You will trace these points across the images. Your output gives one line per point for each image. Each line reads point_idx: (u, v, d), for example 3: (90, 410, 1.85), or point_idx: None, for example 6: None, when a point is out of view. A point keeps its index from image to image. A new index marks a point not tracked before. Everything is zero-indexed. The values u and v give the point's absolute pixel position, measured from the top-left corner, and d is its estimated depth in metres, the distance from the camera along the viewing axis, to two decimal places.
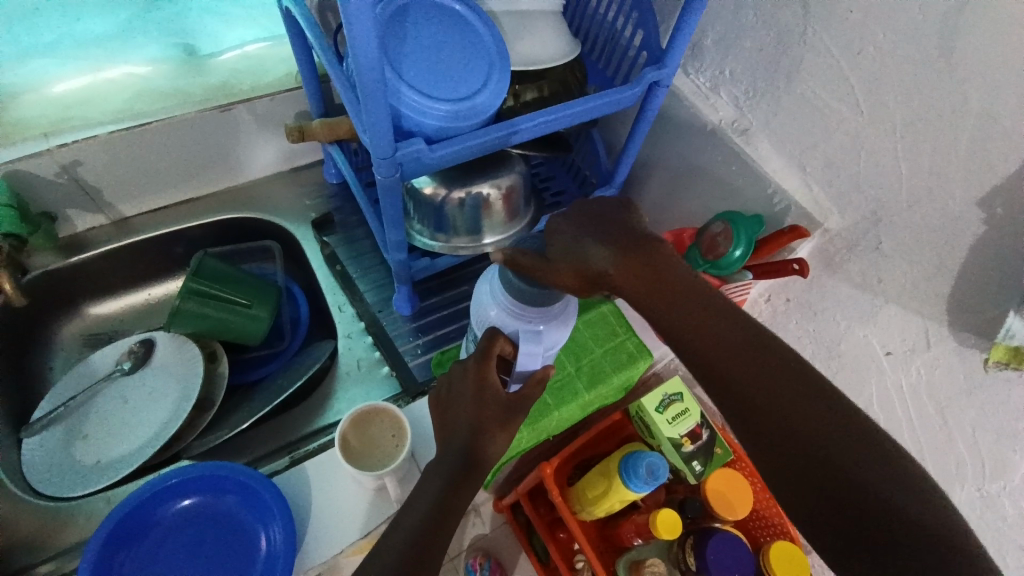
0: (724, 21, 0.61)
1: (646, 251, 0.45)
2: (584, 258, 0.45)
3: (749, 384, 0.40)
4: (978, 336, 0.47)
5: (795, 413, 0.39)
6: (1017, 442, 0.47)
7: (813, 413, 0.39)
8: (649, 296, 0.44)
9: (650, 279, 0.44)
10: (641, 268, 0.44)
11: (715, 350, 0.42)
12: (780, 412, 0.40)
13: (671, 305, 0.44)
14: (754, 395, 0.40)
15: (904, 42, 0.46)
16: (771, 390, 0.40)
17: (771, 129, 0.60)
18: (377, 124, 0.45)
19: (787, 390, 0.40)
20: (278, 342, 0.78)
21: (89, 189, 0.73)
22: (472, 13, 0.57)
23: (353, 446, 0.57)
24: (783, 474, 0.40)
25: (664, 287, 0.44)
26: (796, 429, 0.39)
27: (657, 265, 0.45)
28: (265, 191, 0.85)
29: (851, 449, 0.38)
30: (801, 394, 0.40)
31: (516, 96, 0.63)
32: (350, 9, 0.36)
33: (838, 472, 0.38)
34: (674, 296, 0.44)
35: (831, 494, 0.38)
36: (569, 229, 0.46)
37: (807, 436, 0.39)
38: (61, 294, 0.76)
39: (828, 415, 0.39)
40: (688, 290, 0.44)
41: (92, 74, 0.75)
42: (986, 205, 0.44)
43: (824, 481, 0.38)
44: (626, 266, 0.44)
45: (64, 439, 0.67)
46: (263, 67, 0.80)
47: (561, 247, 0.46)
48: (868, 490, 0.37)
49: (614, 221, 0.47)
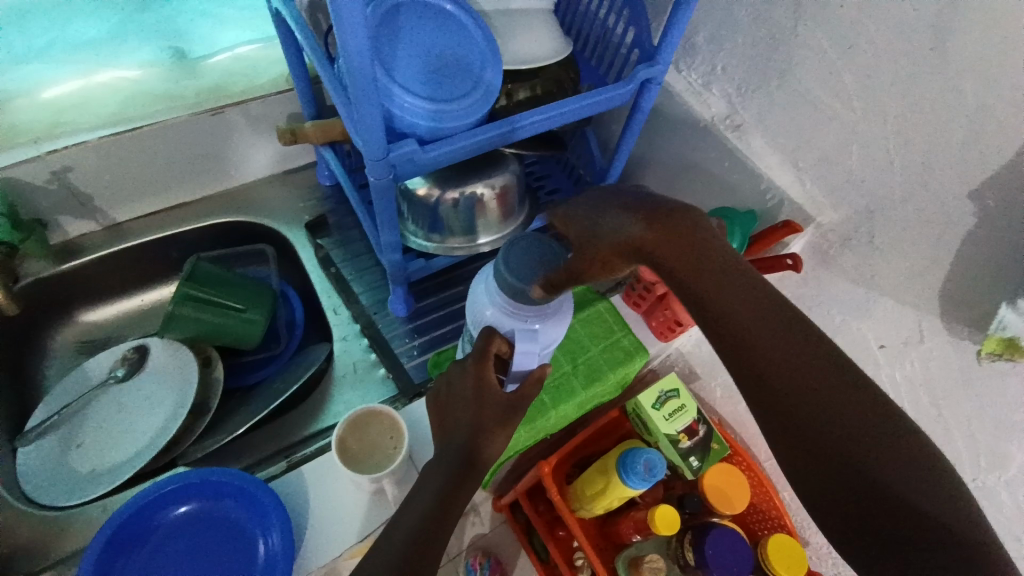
0: (716, 19, 0.61)
1: (676, 218, 0.40)
2: (605, 237, 0.42)
3: (778, 369, 0.36)
4: (972, 328, 0.47)
5: (825, 403, 0.35)
6: (1011, 432, 0.47)
7: (848, 404, 0.35)
8: (688, 268, 0.39)
9: (682, 249, 0.39)
10: (669, 238, 0.40)
11: (747, 329, 0.37)
12: (809, 402, 0.35)
13: (701, 279, 0.38)
14: (779, 377, 0.36)
15: (894, 38, 0.46)
16: (803, 376, 0.36)
17: (764, 126, 0.61)
18: (369, 125, 0.44)
19: (817, 378, 0.35)
20: (274, 345, 0.78)
21: (80, 194, 0.72)
22: (464, 13, 0.56)
23: (352, 449, 0.57)
24: (805, 469, 0.36)
25: (698, 258, 0.39)
26: (820, 415, 0.35)
27: (690, 235, 0.40)
28: (259, 193, 0.84)
29: (876, 442, 0.35)
30: (837, 383, 0.35)
31: (508, 95, 0.62)
32: (341, 11, 0.36)
33: (860, 469, 0.34)
34: (708, 271, 0.39)
35: (851, 492, 0.35)
36: (585, 210, 0.44)
37: (840, 429, 0.35)
38: (54, 301, 0.76)
39: (863, 411, 0.35)
40: (723, 266, 0.39)
41: (83, 78, 0.75)
42: (977, 197, 0.44)
43: (843, 477, 0.35)
44: (652, 236, 0.40)
45: (59, 446, 0.66)
46: (255, 69, 0.80)
47: (580, 234, 0.44)
48: (889, 486, 0.34)
49: (628, 196, 0.43)
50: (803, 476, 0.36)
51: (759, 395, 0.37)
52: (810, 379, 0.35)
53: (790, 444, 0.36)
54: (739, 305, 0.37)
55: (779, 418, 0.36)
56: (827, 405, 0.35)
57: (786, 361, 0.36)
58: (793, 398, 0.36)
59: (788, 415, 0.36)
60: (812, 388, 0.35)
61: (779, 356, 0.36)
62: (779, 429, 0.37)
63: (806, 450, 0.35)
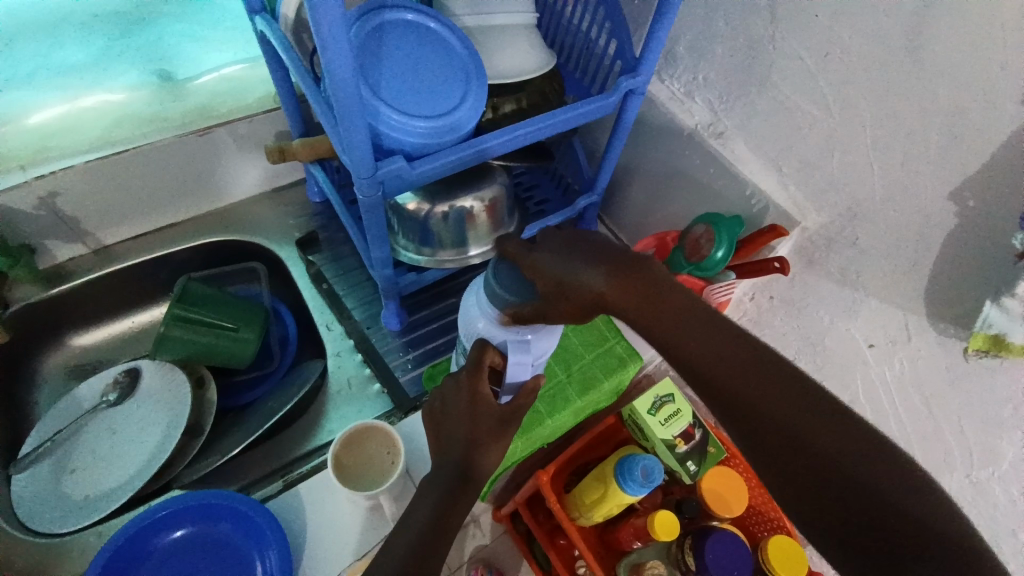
0: (695, 30, 0.62)
1: (635, 268, 0.43)
2: (573, 285, 0.42)
3: (747, 398, 0.38)
4: (956, 326, 0.48)
5: (797, 424, 0.37)
6: (1003, 429, 0.48)
7: (808, 414, 0.37)
8: (647, 316, 0.41)
9: (646, 296, 0.42)
10: (633, 290, 0.42)
11: (700, 360, 0.39)
12: (771, 414, 0.37)
13: (657, 325, 0.41)
14: (740, 395, 0.38)
15: (870, 45, 0.47)
16: (759, 390, 0.38)
17: (746, 133, 0.62)
18: (356, 143, 0.45)
19: (773, 389, 0.38)
20: (268, 363, 0.77)
21: (67, 219, 0.72)
22: (448, 30, 0.56)
23: (349, 466, 0.56)
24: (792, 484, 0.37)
25: (656, 302, 0.42)
26: (783, 424, 0.37)
27: (652, 287, 0.42)
28: (248, 212, 0.84)
29: (856, 452, 0.36)
30: (793, 392, 0.38)
31: (494, 109, 0.64)
32: (324, 32, 0.37)
33: (847, 478, 0.36)
34: (662, 315, 0.41)
35: (838, 499, 0.36)
36: (556, 254, 0.44)
37: (806, 438, 0.37)
38: (45, 325, 0.75)
39: (825, 417, 0.37)
40: (678, 307, 0.42)
41: (70, 103, 0.74)
42: (957, 197, 0.45)
43: (825, 481, 0.36)
44: (615, 290, 0.42)
45: (53, 474, 0.65)
46: (242, 89, 0.80)
47: (551, 277, 0.43)
48: (877, 492, 0.35)
49: (597, 241, 0.46)
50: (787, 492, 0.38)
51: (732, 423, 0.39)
52: (778, 403, 0.37)
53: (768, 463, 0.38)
54: (696, 341, 0.40)
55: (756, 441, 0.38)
56: (789, 414, 0.37)
57: (745, 381, 0.38)
58: (766, 421, 0.38)
59: (767, 438, 0.38)
60: (771, 401, 0.38)
61: (733, 376, 0.38)
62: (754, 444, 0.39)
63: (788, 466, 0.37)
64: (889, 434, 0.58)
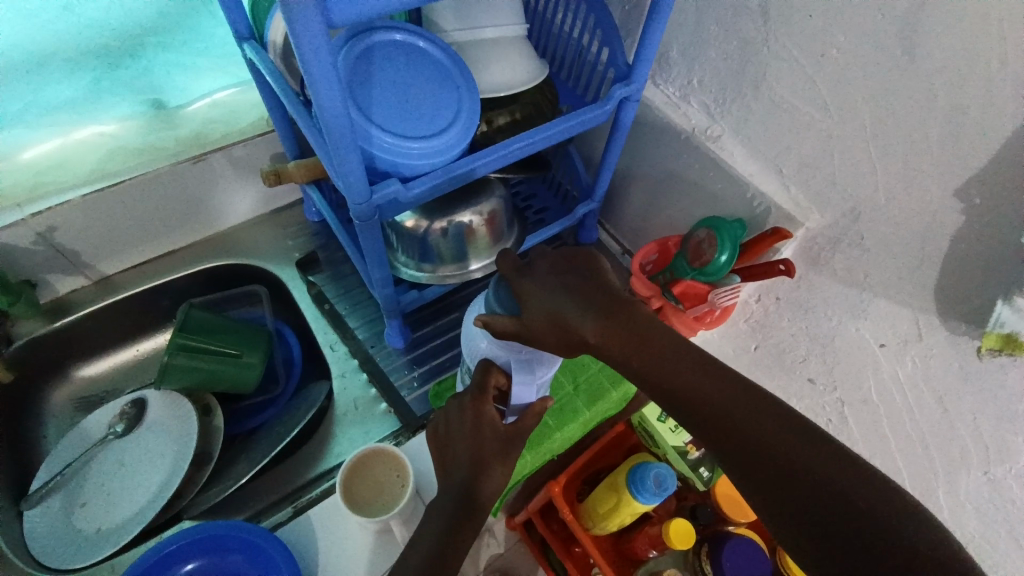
0: (687, 34, 0.61)
1: (622, 309, 0.44)
2: (564, 324, 0.44)
3: (724, 412, 0.39)
4: (969, 324, 0.47)
5: (773, 442, 0.37)
6: (1019, 426, 0.47)
7: (776, 424, 0.38)
8: (629, 351, 0.42)
9: (630, 332, 0.43)
10: (619, 329, 0.43)
11: (676, 381, 0.40)
12: (744, 426, 0.38)
13: (637, 355, 0.42)
14: (714, 409, 0.39)
15: (864, 44, 0.46)
16: (730, 403, 0.39)
17: (743, 135, 0.61)
18: (350, 169, 0.45)
19: (743, 403, 0.39)
20: (273, 387, 0.77)
21: (66, 252, 0.72)
22: (438, 48, 0.56)
23: (359, 494, 0.56)
24: (766, 498, 0.37)
25: (639, 335, 0.43)
26: (756, 436, 0.37)
27: (635, 325, 0.43)
28: (247, 236, 0.84)
29: (832, 465, 0.36)
30: (759, 403, 0.38)
31: (489, 122, 0.63)
32: (312, 64, 0.36)
33: (825, 490, 0.35)
34: (643, 345, 0.42)
35: (814, 508, 0.35)
36: (548, 291, 0.46)
37: (778, 447, 0.37)
38: (49, 358, 0.75)
39: (793, 426, 0.37)
40: (659, 336, 0.43)
41: (63, 137, 0.75)
42: (963, 195, 0.44)
43: (798, 489, 0.36)
44: (604, 324, 0.43)
45: (64, 508, 0.65)
46: (235, 114, 0.79)
47: (541, 312, 0.44)
48: (848, 498, 0.34)
49: (587, 274, 0.47)
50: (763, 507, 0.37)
51: (710, 442, 0.39)
52: (748, 414, 0.38)
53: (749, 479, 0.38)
54: (673, 365, 0.41)
55: (733, 459, 0.38)
56: (760, 424, 0.38)
57: (717, 395, 0.39)
58: (744, 438, 0.38)
59: (746, 456, 0.38)
60: (742, 413, 0.38)
61: (706, 392, 0.39)
62: (735, 460, 0.38)
63: (763, 480, 0.37)
64: (903, 433, 0.57)
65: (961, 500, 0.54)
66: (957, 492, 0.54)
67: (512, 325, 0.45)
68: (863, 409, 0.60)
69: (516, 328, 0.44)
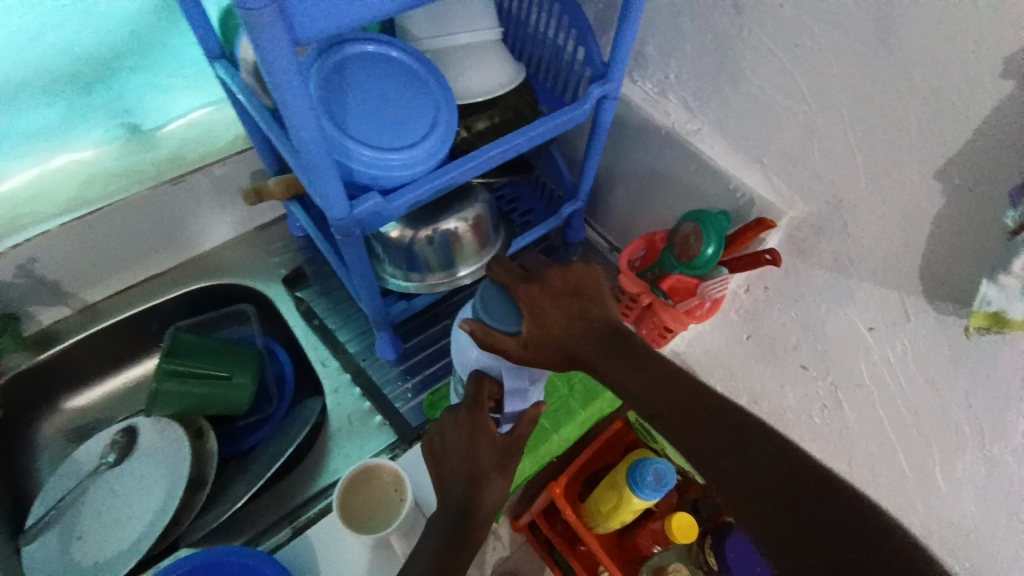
0: (661, 29, 0.61)
1: (613, 329, 0.48)
2: (559, 342, 0.47)
3: (691, 418, 0.41)
4: (956, 305, 0.47)
5: (735, 443, 0.39)
6: (1013, 404, 0.47)
7: (737, 427, 0.40)
8: (613, 367, 0.46)
9: (615, 350, 0.47)
10: (605, 347, 0.47)
11: (648, 394, 0.44)
12: (710, 431, 0.40)
13: (616, 370, 0.46)
14: (681, 416, 0.42)
15: (837, 32, 0.46)
16: (695, 411, 0.42)
17: (723, 128, 0.61)
18: (327, 185, 0.44)
19: (707, 410, 0.41)
20: (266, 406, 0.75)
21: (48, 282, 0.71)
22: (411, 57, 0.56)
23: (355, 510, 0.55)
24: (735, 496, 0.39)
25: (622, 351, 0.46)
26: (720, 440, 0.40)
27: (619, 344, 0.47)
28: (232, 255, 0.83)
29: (787, 461, 0.38)
30: (721, 410, 0.41)
31: (468, 128, 0.63)
32: (280, 83, 0.36)
33: (785, 483, 0.37)
34: (623, 361, 0.46)
35: (779, 502, 0.37)
36: (549, 307, 0.48)
37: (739, 448, 0.39)
38: (39, 390, 0.74)
39: (752, 429, 0.40)
40: (638, 353, 0.46)
41: (39, 166, 0.74)
42: (942, 176, 0.44)
43: (763, 483, 0.38)
44: (595, 343, 0.47)
45: (60, 542, 0.65)
46: (211, 133, 0.81)
47: (537, 327, 0.47)
48: (805, 490, 0.37)
49: (585, 292, 0.50)
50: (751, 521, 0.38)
51: (694, 464, 0.41)
52: (712, 420, 0.41)
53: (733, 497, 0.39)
54: (649, 386, 0.44)
55: (715, 475, 0.40)
56: (722, 427, 0.40)
57: (684, 403, 0.42)
58: (711, 442, 0.40)
59: (714, 459, 0.40)
60: (708, 419, 0.41)
61: (673, 401, 0.43)
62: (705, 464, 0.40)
63: (730, 478, 0.39)
64: (899, 415, 0.57)
65: (960, 478, 0.55)
66: (955, 470, 0.55)
67: (513, 346, 0.46)
68: (858, 394, 0.60)
69: (517, 350, 0.47)
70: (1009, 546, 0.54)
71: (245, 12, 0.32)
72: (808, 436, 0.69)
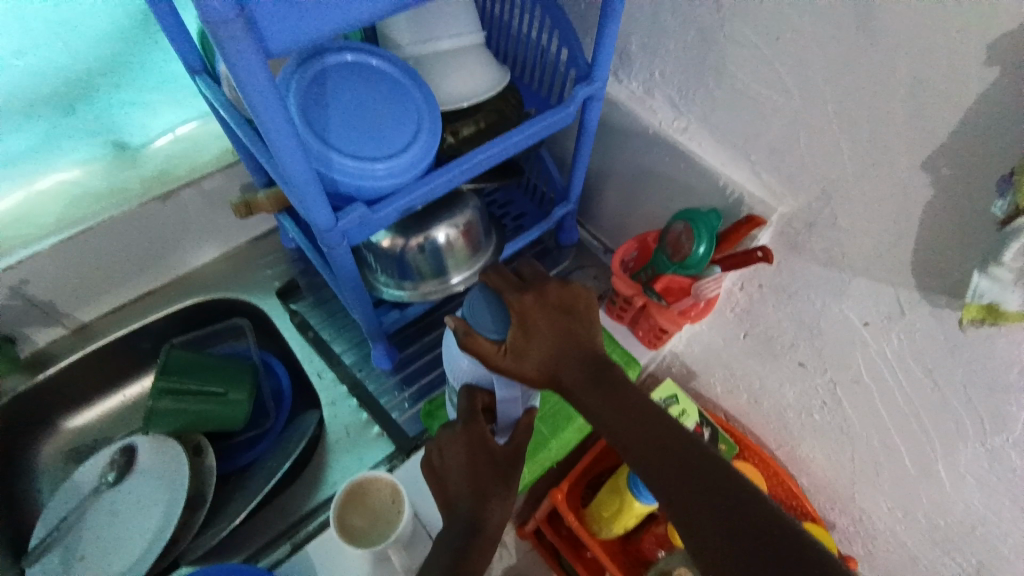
0: (644, 27, 0.61)
1: (597, 356, 0.49)
2: (543, 358, 0.47)
3: (660, 452, 0.44)
4: (950, 297, 0.47)
5: (699, 479, 0.42)
6: (1011, 393, 0.46)
7: (700, 463, 0.43)
8: (589, 394, 0.47)
9: (595, 378, 0.48)
10: (586, 374, 0.48)
11: (622, 425, 0.46)
12: (676, 465, 0.43)
13: (594, 398, 0.47)
14: (650, 449, 0.44)
15: (818, 24, 0.46)
16: (664, 445, 0.44)
17: (710, 125, 0.61)
18: (309, 198, 0.44)
19: (676, 445, 0.44)
20: (264, 420, 0.76)
21: (41, 304, 0.71)
22: (393, 65, 0.56)
23: (354, 524, 0.55)
24: (693, 527, 0.41)
25: (601, 378, 0.48)
26: (684, 474, 0.42)
27: (600, 371, 0.48)
28: (226, 270, 0.83)
29: (741, 499, 0.41)
30: (688, 447, 0.44)
31: (454, 133, 0.61)
32: (252, 95, 0.36)
33: (740, 519, 0.40)
34: (601, 389, 0.47)
35: (732, 536, 0.40)
36: (542, 322, 0.48)
37: (702, 481, 0.42)
38: (35, 413, 0.74)
39: (713, 466, 0.42)
40: (616, 383, 0.48)
41: (26, 187, 0.74)
42: (931, 167, 0.43)
43: (722, 519, 0.40)
44: (577, 367, 0.48)
45: (63, 564, 0.64)
46: (197, 146, 0.82)
47: (522, 339, 0.47)
48: (756, 528, 0.39)
49: (576, 315, 0.50)
50: (711, 550, 0.40)
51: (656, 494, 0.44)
52: (679, 454, 0.43)
53: (698, 527, 0.41)
54: (621, 417, 0.46)
55: (676, 507, 0.42)
56: (687, 463, 0.43)
57: (654, 437, 0.44)
58: (678, 476, 0.42)
59: (678, 492, 0.42)
60: (675, 454, 0.43)
61: (643, 433, 0.45)
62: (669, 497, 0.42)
63: (690, 513, 0.41)
64: (899, 408, 0.57)
65: (962, 471, 0.54)
66: (956, 461, 0.54)
67: (494, 352, 0.46)
68: (856, 388, 0.60)
69: (498, 357, 0.46)
70: (1013, 538, 0.54)
71: (212, 28, 0.32)
72: (809, 432, 0.69)
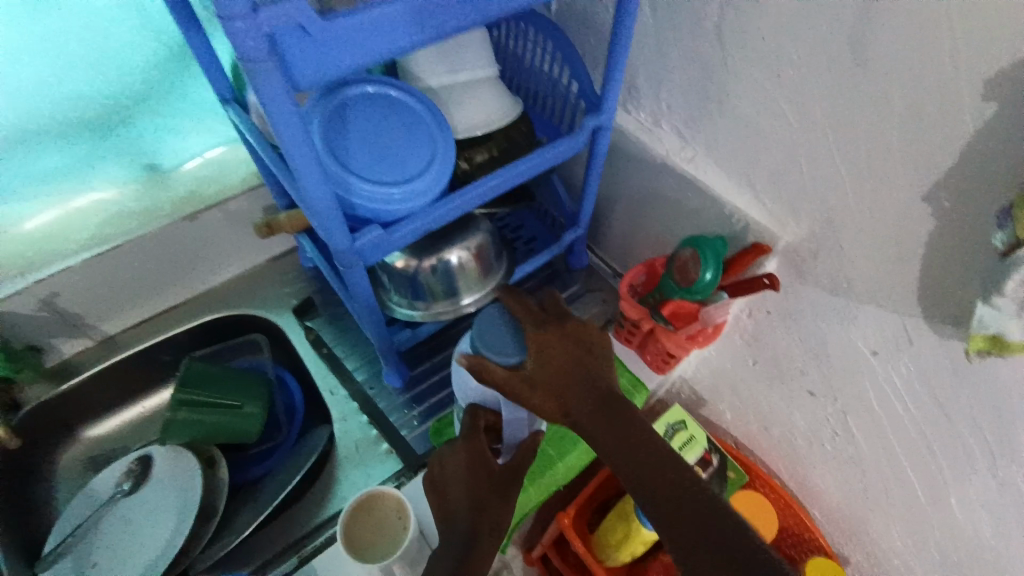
0: (650, 61, 0.63)
1: (604, 386, 0.50)
2: (551, 382, 0.48)
3: (662, 485, 0.45)
4: (955, 326, 0.47)
5: (698, 516, 0.43)
6: (1020, 424, 0.46)
7: (700, 500, 0.44)
8: (595, 423, 0.48)
9: (601, 406, 0.49)
10: (592, 402, 0.49)
11: (625, 456, 0.47)
12: (677, 500, 0.44)
13: (598, 427, 0.48)
14: (652, 482, 0.45)
15: (816, 59, 0.47)
16: (666, 480, 0.45)
17: (715, 154, 0.62)
18: (326, 219, 0.46)
19: (677, 481, 0.45)
20: (276, 434, 0.77)
21: (70, 316, 0.75)
22: (411, 97, 0.58)
23: (361, 537, 0.55)
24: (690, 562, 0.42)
25: (607, 408, 0.49)
26: (685, 510, 0.44)
27: (606, 401, 0.49)
28: (245, 287, 0.86)
29: (740, 539, 0.42)
30: (689, 483, 0.45)
31: (468, 160, 0.64)
32: (278, 121, 0.38)
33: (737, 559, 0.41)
34: (606, 419, 0.48)
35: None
36: (553, 348, 0.50)
37: (702, 520, 0.43)
38: (57, 421, 0.77)
39: (714, 504, 0.44)
40: (622, 413, 0.49)
41: (61, 206, 0.78)
42: (932, 199, 0.44)
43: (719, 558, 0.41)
44: (584, 394, 0.49)
45: (75, 570, 0.66)
46: (224, 173, 0.87)
47: (530, 363, 0.48)
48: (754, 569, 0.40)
49: (586, 344, 0.51)
50: None
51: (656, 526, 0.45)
52: (680, 490, 0.44)
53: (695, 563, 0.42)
54: (624, 447, 0.47)
55: (675, 542, 0.43)
56: (688, 499, 0.44)
57: (656, 470, 0.45)
58: (678, 511, 0.44)
59: (678, 527, 0.43)
60: (677, 489, 0.44)
61: (646, 465, 0.46)
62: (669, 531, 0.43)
63: (689, 549, 0.42)
64: (909, 438, 0.56)
65: (976, 503, 0.53)
66: (968, 493, 0.54)
67: (502, 372, 0.47)
68: (866, 417, 0.60)
69: (505, 376, 0.47)
70: None
71: (247, 64, 0.34)
72: (820, 461, 0.69)
